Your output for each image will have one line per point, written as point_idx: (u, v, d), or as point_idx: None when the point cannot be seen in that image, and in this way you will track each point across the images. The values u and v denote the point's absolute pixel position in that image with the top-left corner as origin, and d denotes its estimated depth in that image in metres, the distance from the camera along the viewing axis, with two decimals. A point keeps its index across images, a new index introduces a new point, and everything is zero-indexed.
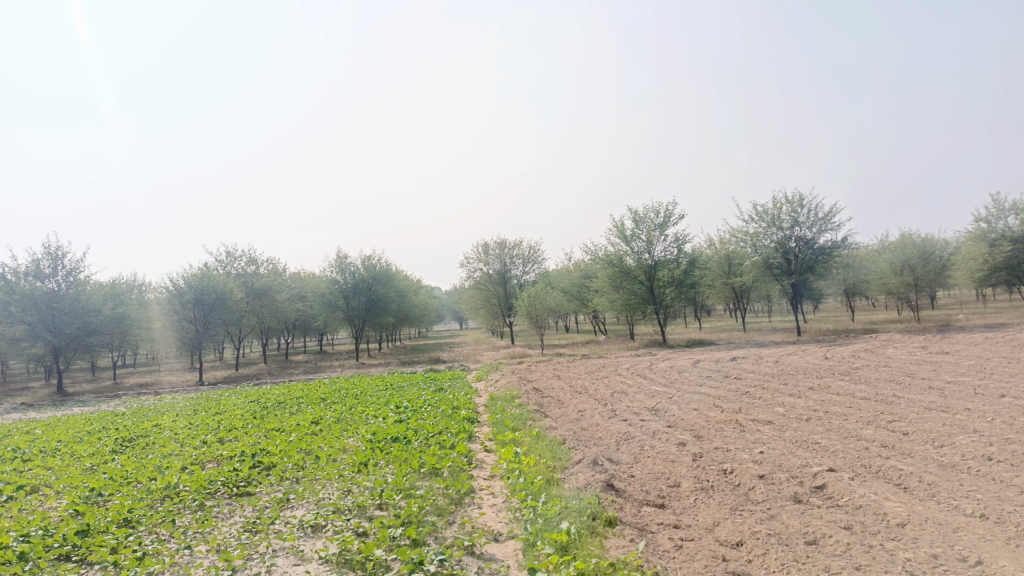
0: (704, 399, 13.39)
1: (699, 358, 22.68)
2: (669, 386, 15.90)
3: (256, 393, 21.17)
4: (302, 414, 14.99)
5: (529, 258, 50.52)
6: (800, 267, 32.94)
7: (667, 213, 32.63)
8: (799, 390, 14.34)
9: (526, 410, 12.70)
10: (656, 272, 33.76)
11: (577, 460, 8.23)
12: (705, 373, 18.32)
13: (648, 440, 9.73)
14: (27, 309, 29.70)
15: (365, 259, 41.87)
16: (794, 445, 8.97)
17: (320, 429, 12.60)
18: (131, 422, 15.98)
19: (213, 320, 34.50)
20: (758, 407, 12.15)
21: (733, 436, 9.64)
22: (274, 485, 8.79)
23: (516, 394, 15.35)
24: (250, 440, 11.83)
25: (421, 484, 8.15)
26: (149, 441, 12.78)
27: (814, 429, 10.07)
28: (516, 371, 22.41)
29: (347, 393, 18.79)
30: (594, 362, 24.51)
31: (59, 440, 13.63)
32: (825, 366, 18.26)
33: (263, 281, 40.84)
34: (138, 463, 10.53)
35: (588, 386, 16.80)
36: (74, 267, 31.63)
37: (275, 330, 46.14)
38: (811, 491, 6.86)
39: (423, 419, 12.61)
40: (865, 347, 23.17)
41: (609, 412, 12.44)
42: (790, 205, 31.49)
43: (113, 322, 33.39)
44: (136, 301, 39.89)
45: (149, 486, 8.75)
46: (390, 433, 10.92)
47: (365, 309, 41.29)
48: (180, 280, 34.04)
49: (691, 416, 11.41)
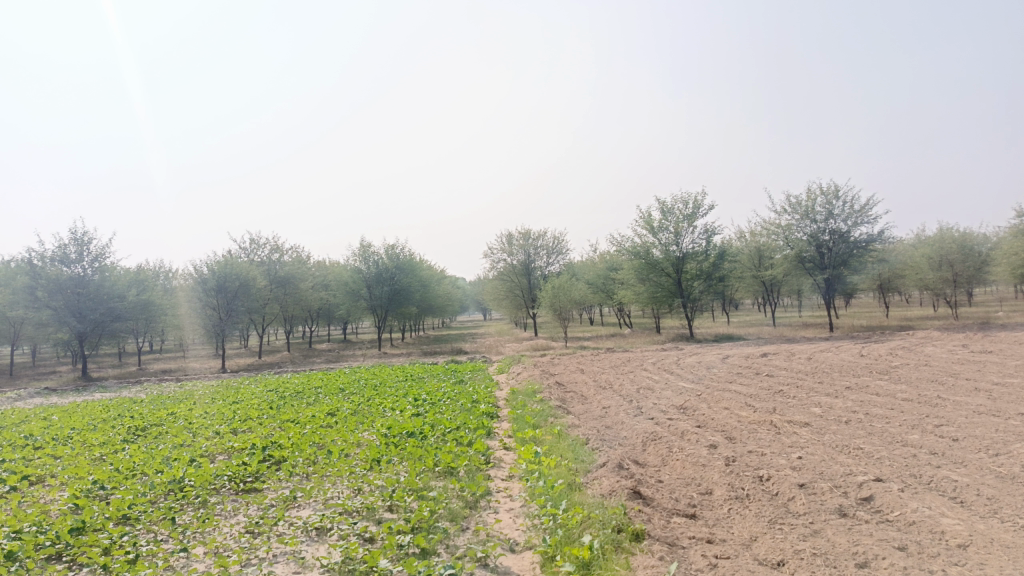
0: (736, 398, 12.77)
1: (728, 354, 21.95)
2: (697, 383, 15.27)
3: (276, 382, 20.91)
4: (319, 405, 14.64)
5: (554, 248, 49.81)
6: (834, 261, 31.98)
7: (696, 203, 31.81)
8: (835, 389, 13.64)
9: (547, 406, 12.18)
10: (684, 265, 33.00)
11: (600, 462, 7.73)
12: (735, 369, 17.66)
13: (676, 441, 9.18)
14: (54, 294, 29.83)
15: (388, 248, 41.60)
16: (835, 450, 8.36)
17: (335, 421, 12.23)
18: (147, 409, 15.76)
19: (236, 307, 34.42)
20: (793, 407, 11.51)
21: (768, 439, 9.05)
22: (282, 481, 8.40)
23: (538, 388, 14.86)
24: (263, 432, 11.51)
25: (435, 485, 7.71)
26: (162, 430, 12.53)
27: (856, 432, 9.43)
28: (538, 364, 21.90)
29: (367, 383, 18.47)
30: (619, 356, 23.97)
31: (73, 427, 13.45)
32: (861, 364, 17.48)
33: (288, 269, 40.73)
34: (148, 454, 10.24)
35: (613, 381, 16.22)
36: (99, 253, 31.67)
37: (298, 319, 46.11)
38: (857, 504, 6.26)
39: (441, 413, 12.17)
40: (902, 345, 22.32)
41: (635, 409, 11.89)
42: (824, 197, 30.50)
43: (137, 308, 33.44)
44: (162, 288, 40.06)
45: (153, 480, 8.42)
46: (406, 428, 10.50)
47: (388, 299, 40.97)
48: (204, 267, 34.00)
49: (721, 416, 10.81)
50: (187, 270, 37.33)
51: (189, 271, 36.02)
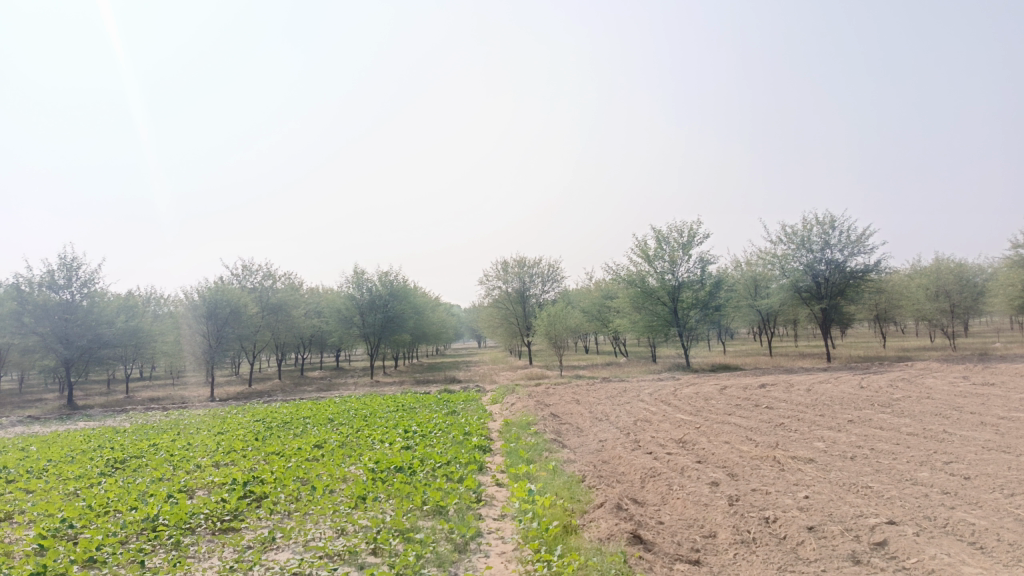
0: (736, 431, 12.39)
1: (726, 385, 21.55)
2: (696, 415, 14.88)
3: (265, 412, 20.44)
4: (306, 437, 14.18)
5: (549, 276, 49.59)
6: (831, 291, 31.76)
7: (691, 232, 31.65)
8: (838, 422, 13.26)
9: (542, 439, 11.77)
10: (680, 293, 32.77)
11: (597, 501, 7.33)
12: (734, 401, 17.27)
13: (676, 478, 8.81)
14: (41, 320, 29.37)
15: (382, 275, 41.29)
16: (843, 489, 8.00)
17: (321, 455, 11.79)
18: (130, 440, 15.27)
19: (227, 334, 33.94)
20: (796, 442, 11.13)
21: (771, 476, 8.69)
22: (261, 521, 7.96)
23: (532, 419, 14.46)
24: (247, 465, 11.06)
25: (423, 526, 7.30)
26: (142, 463, 12.06)
27: (863, 469, 9.06)
28: (533, 394, 21.48)
29: (358, 414, 18.03)
30: (614, 386, 23.55)
31: (50, 458, 12.98)
32: (863, 396, 17.11)
33: (280, 296, 40.27)
34: (124, 489, 9.79)
35: (609, 412, 15.81)
36: (89, 278, 31.26)
37: (290, 345, 45.61)
38: (870, 549, 5.89)
39: (432, 446, 11.74)
40: (902, 376, 21.97)
41: (633, 443, 11.51)
42: (820, 227, 30.39)
43: (126, 335, 32.95)
44: (152, 315, 39.58)
45: (126, 517, 7.98)
46: (395, 462, 10.09)
47: (381, 326, 40.50)
48: (195, 293, 33.62)
49: (723, 451, 10.43)
50: (178, 296, 36.92)
51: (180, 299, 35.60)
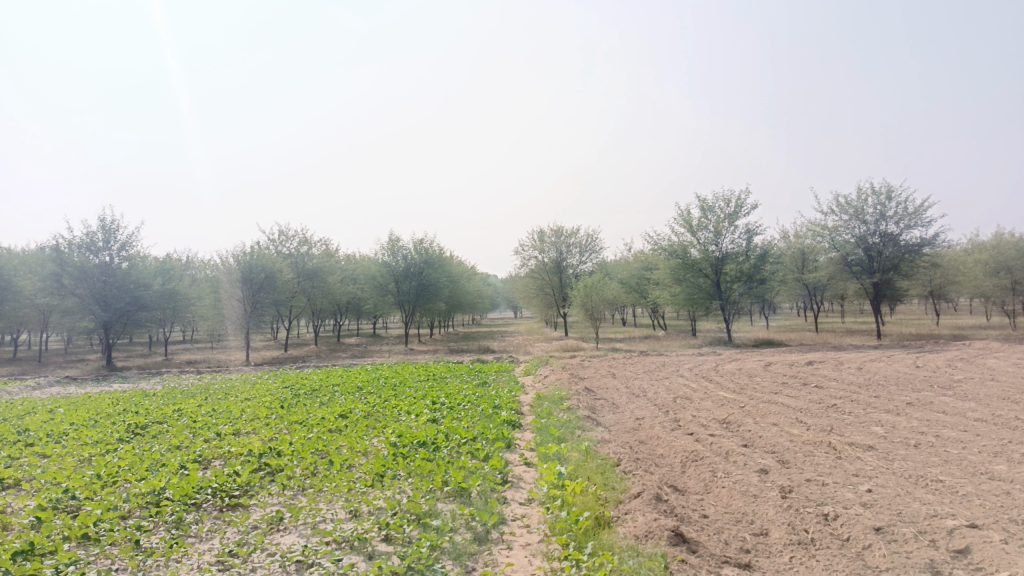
0: (784, 412, 11.53)
1: (771, 361, 20.58)
2: (740, 393, 14.02)
3: (295, 378, 20.13)
4: (332, 406, 13.72)
5: (588, 246, 48.51)
6: (883, 266, 30.25)
7: (737, 202, 30.35)
8: (895, 405, 12.30)
9: (575, 416, 11.08)
10: (723, 266, 31.64)
11: (634, 489, 6.59)
12: (780, 379, 16.33)
13: (721, 463, 8.05)
14: (79, 282, 29.68)
15: (417, 242, 40.75)
16: (910, 483, 7.15)
17: (344, 425, 11.30)
18: (155, 405, 15.01)
19: (262, 300, 33.85)
20: (852, 426, 10.23)
21: (827, 465, 7.87)
22: (272, 497, 7.46)
23: (565, 394, 13.76)
24: (266, 435, 10.62)
25: (442, 510, 6.71)
26: (162, 430, 11.71)
27: (930, 460, 8.16)
28: (567, 367, 20.79)
29: (387, 383, 17.57)
30: (653, 360, 22.72)
31: (73, 421, 12.76)
32: (920, 377, 16.02)
33: (316, 262, 40.00)
34: (139, 457, 9.41)
35: (647, 388, 15.04)
36: (127, 241, 31.36)
37: (326, 312, 45.64)
38: (951, 558, 5.09)
39: (459, 420, 11.16)
40: (961, 356, 20.67)
41: (673, 423, 10.76)
42: (876, 197, 28.81)
43: (163, 298, 33.16)
44: (190, 279, 39.82)
45: (131, 490, 7.54)
46: (418, 437, 9.51)
47: (416, 294, 40.19)
48: (230, 258, 33.57)
49: (772, 434, 9.62)
50: (215, 260, 37.01)
51: (216, 264, 35.63)
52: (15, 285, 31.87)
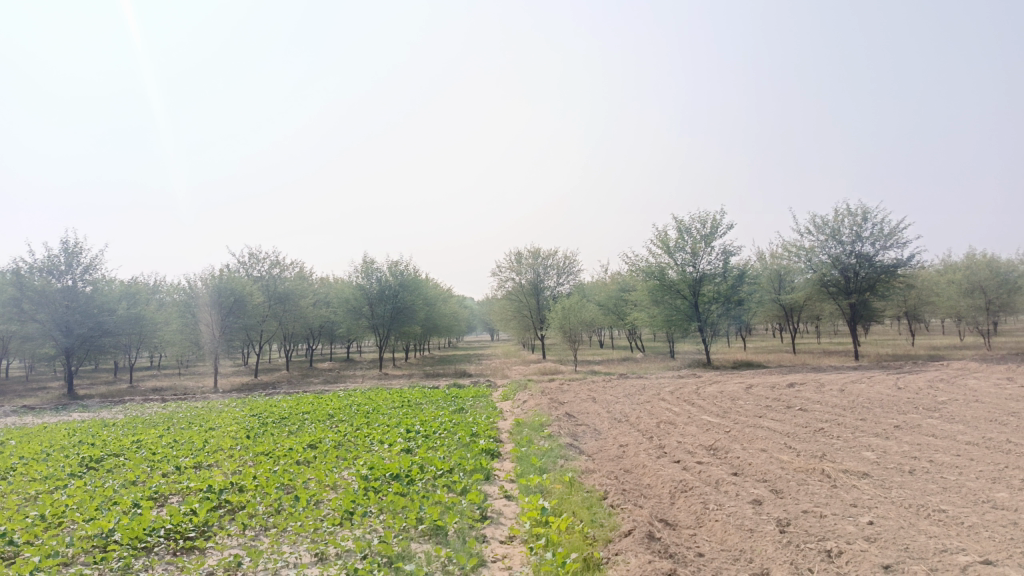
0: (772, 437, 11.16)
1: (752, 383, 20.30)
2: (724, 417, 13.66)
3: (264, 405, 19.42)
4: (300, 435, 13.08)
5: (565, 268, 48.20)
6: (859, 286, 30.33)
7: (714, 223, 30.29)
8: (883, 428, 11.99)
9: (556, 443, 10.61)
10: (701, 287, 31.52)
11: (623, 526, 6.13)
12: (764, 401, 16.02)
13: (712, 494, 7.61)
14: (40, 307, 28.57)
15: (392, 265, 40.16)
16: (911, 513, 6.78)
17: (313, 457, 10.72)
18: (114, 436, 14.24)
19: (231, 324, 32.96)
20: (843, 451, 9.89)
21: (823, 495, 7.49)
22: (232, 538, 6.89)
23: (545, 420, 13.28)
24: (230, 467, 10.01)
25: (416, 552, 6.21)
26: (118, 463, 11.00)
27: (928, 487, 7.81)
28: (546, 391, 20.33)
29: (360, 409, 16.96)
30: (633, 383, 22.35)
31: (23, 455, 11.96)
32: (904, 399, 15.79)
33: (289, 286, 39.24)
34: (89, 494, 8.74)
35: (629, 413, 14.61)
36: (91, 264, 30.40)
37: (298, 336, 44.71)
38: None
39: (435, 449, 10.64)
40: (941, 376, 20.58)
41: (659, 450, 10.34)
42: (852, 218, 28.95)
43: (128, 323, 32.13)
44: (157, 304, 38.78)
45: (77, 532, 6.91)
46: (391, 469, 8.97)
47: (390, 317, 39.58)
48: (200, 281, 32.71)
49: (761, 461, 9.22)
50: (184, 284, 36.11)
51: (184, 288, 34.70)
52: None
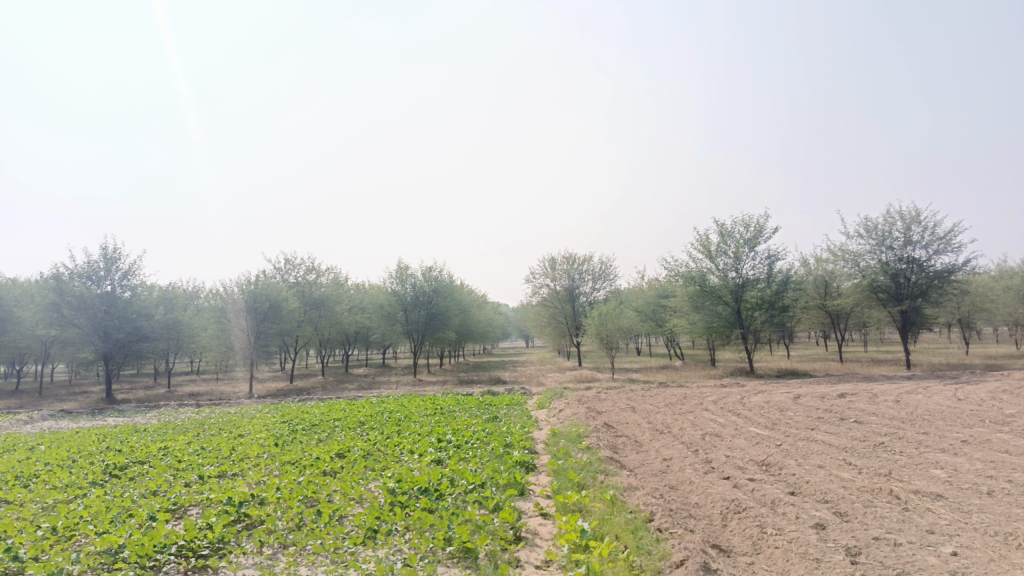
0: (828, 452, 10.37)
1: (799, 393, 19.33)
2: (773, 429, 12.86)
3: (296, 412, 19.11)
4: (329, 444, 12.62)
5: (601, 274, 47.34)
6: (911, 292, 29.02)
7: (758, 226, 29.27)
8: (949, 444, 11.08)
9: (594, 456, 9.98)
10: (744, 293, 30.47)
11: (674, 555, 5.49)
12: (814, 412, 15.14)
13: (768, 516, 6.92)
14: (79, 312, 28.86)
15: (426, 271, 39.84)
16: (999, 543, 6.01)
17: (340, 467, 10.25)
18: (143, 442, 13.99)
19: (266, 330, 32.90)
20: (909, 469, 9.07)
21: (895, 519, 6.75)
22: (247, 557, 6.40)
23: (583, 430, 12.64)
24: (254, 477, 9.60)
25: None
26: (141, 471, 10.67)
27: (1014, 512, 7.00)
28: (583, 399, 19.65)
29: (391, 417, 16.47)
30: (672, 392, 21.51)
31: (48, 461, 11.73)
32: (967, 411, 14.74)
33: (323, 291, 39.16)
34: (106, 505, 8.36)
35: (671, 423, 13.89)
36: (130, 269, 30.62)
37: (333, 341, 44.66)
38: None
39: (466, 461, 10.10)
40: (1003, 387, 19.39)
41: (706, 464, 9.64)
42: (903, 221, 27.72)
43: (164, 328, 32.28)
44: (194, 309, 39.07)
45: (85, 547, 6.50)
46: (419, 482, 8.42)
47: (424, 323, 39.26)
48: (236, 287, 32.71)
49: (820, 479, 8.46)
50: (220, 290, 36.27)
51: (221, 294, 34.81)
52: (16, 314, 31.30)
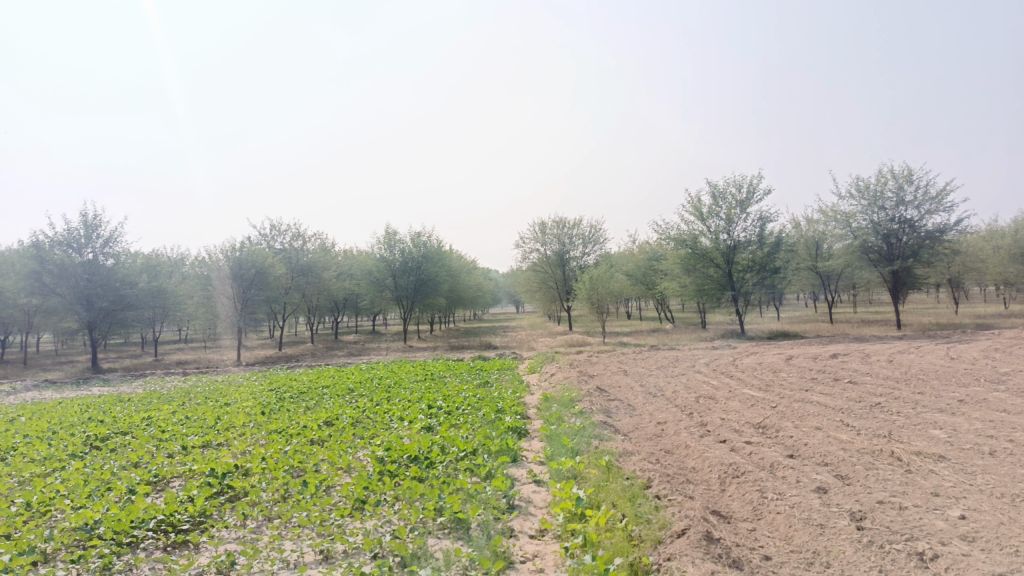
0: (825, 413, 10.19)
1: (792, 355, 19.21)
2: (768, 391, 12.70)
3: (284, 379, 18.85)
4: (316, 412, 12.35)
5: (591, 238, 46.97)
6: (903, 252, 28.89)
7: (750, 187, 28.95)
8: (947, 403, 10.93)
9: (588, 421, 9.76)
10: (735, 255, 30.24)
11: (675, 525, 5.26)
12: (808, 374, 14.99)
13: (768, 481, 6.72)
14: (61, 281, 28.28)
15: (415, 236, 39.34)
16: (1007, 505, 5.83)
17: (328, 435, 9.99)
18: (126, 412, 13.67)
19: (253, 297, 32.41)
20: (908, 430, 8.90)
21: (898, 482, 6.56)
22: (229, 531, 6.15)
23: (575, 395, 12.43)
24: (238, 447, 9.33)
25: (434, 552, 5.38)
26: (123, 443, 10.37)
27: (1017, 472, 6.83)
28: (575, 363, 19.49)
29: (381, 384, 16.21)
30: (665, 355, 21.37)
31: (27, 433, 11.41)
32: (962, 371, 14.62)
33: (310, 258, 38.65)
34: (84, 478, 8.08)
35: (664, 387, 13.71)
36: (111, 237, 29.99)
37: (321, 308, 44.27)
38: None
39: (458, 428, 9.86)
40: (995, 346, 19.31)
41: (702, 428, 9.45)
42: (896, 181, 27.47)
43: (149, 296, 31.82)
44: (179, 277, 38.50)
45: (60, 524, 6.22)
46: (409, 450, 8.17)
47: (414, 289, 38.81)
48: (221, 254, 32.11)
49: (819, 442, 8.28)
50: (205, 257, 35.73)
51: (205, 261, 34.22)
52: None
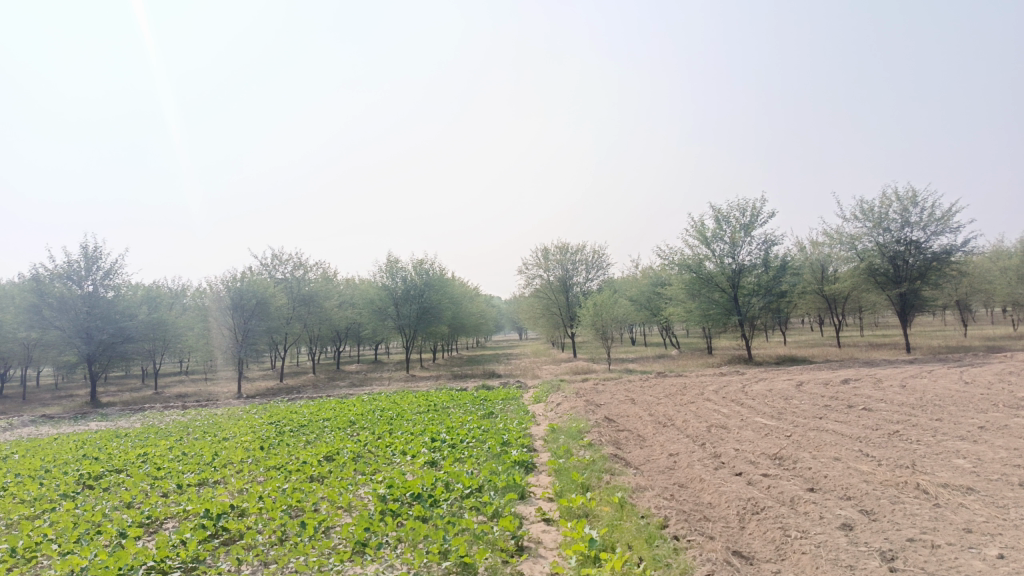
0: (842, 442, 9.85)
1: (802, 380, 18.84)
2: (780, 419, 12.35)
3: (286, 412, 18.50)
4: (316, 446, 12.00)
5: (594, 263, 46.76)
6: (910, 274, 28.60)
7: (754, 211, 28.80)
8: (967, 430, 10.58)
9: (598, 453, 9.44)
10: (740, 279, 30.00)
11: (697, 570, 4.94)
12: (820, 400, 14.63)
13: (790, 517, 6.39)
14: (60, 313, 28.05)
15: (417, 263, 39.21)
16: None
17: (328, 471, 9.66)
18: (122, 448, 13.34)
19: (254, 328, 32.14)
20: (931, 460, 8.56)
21: (927, 517, 6.22)
22: None
23: (583, 425, 12.08)
24: (235, 485, 9.00)
25: None
26: (115, 482, 10.02)
27: None
28: (581, 392, 19.12)
29: (383, 416, 15.86)
30: (672, 382, 20.99)
31: (19, 472, 11.07)
32: (978, 395, 14.25)
33: (312, 287, 38.47)
34: (74, 520, 7.74)
35: (674, 416, 13.36)
36: (112, 268, 29.86)
37: (323, 338, 43.96)
38: None
39: (462, 462, 9.52)
40: (1010, 369, 18.93)
41: (716, 459, 9.11)
42: (900, 203, 27.31)
43: (149, 328, 31.61)
44: (180, 308, 38.30)
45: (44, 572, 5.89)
46: (412, 487, 7.84)
47: (416, 317, 38.50)
48: (222, 284, 31.91)
49: (839, 473, 7.94)
50: (206, 289, 35.57)
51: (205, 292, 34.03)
52: None
